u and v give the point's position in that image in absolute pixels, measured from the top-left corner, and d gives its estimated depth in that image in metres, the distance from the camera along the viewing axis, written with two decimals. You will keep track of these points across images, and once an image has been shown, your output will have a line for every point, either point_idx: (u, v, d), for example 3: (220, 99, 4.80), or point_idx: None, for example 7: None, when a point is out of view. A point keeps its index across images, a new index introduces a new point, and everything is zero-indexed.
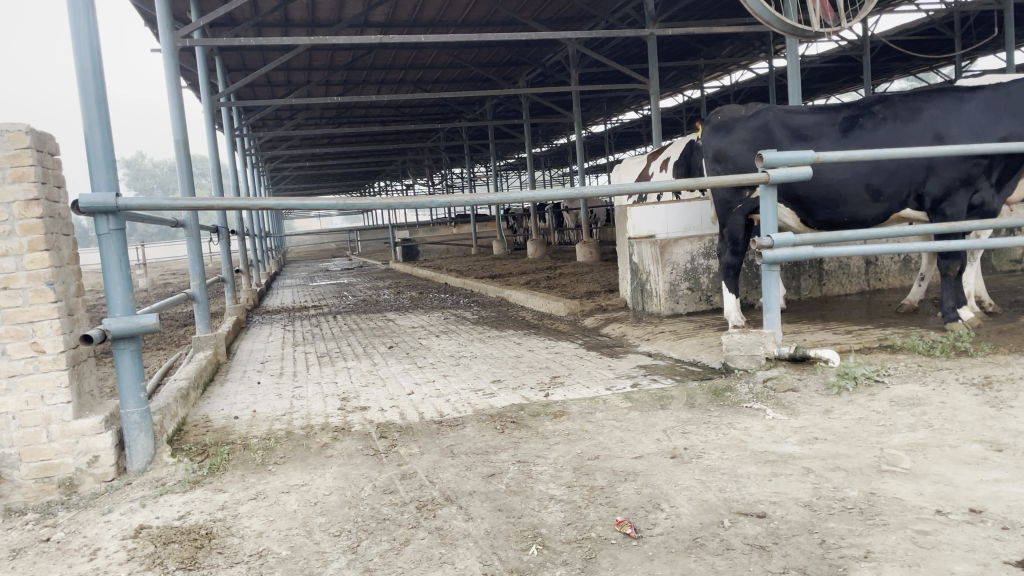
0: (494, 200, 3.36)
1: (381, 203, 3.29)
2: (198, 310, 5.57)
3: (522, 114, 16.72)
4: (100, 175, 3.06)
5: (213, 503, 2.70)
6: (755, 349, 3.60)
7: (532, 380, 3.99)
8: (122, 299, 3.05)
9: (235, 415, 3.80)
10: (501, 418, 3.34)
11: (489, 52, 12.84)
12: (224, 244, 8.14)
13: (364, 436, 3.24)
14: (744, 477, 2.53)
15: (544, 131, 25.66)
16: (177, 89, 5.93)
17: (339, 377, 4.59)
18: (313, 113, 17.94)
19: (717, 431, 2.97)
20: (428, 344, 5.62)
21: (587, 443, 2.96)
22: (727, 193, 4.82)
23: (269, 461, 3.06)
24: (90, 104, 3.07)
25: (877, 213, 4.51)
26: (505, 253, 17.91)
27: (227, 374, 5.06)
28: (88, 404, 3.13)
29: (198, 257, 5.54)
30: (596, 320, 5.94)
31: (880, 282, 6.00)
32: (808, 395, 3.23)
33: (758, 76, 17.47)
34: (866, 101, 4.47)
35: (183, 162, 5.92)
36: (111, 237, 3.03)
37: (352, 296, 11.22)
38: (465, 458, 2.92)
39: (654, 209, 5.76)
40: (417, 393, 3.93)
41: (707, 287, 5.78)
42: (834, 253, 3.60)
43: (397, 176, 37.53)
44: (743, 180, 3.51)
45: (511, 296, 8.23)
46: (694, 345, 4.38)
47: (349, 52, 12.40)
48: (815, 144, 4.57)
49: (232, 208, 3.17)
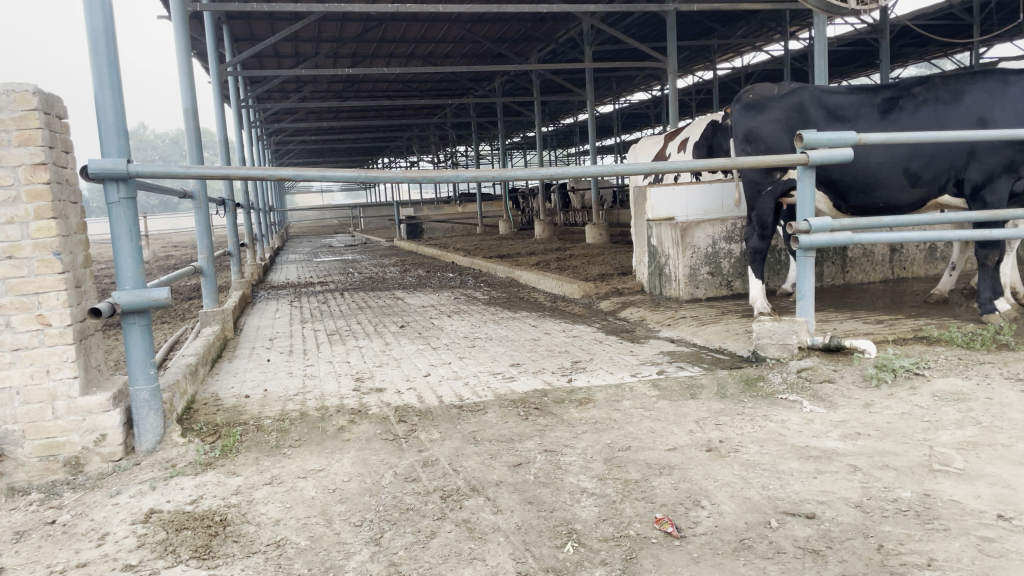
0: (523, 178, 3.20)
1: (403, 177, 3.13)
2: (205, 284, 5.41)
3: (533, 92, 16.50)
4: (111, 141, 2.89)
5: (226, 488, 2.58)
6: (787, 338, 3.47)
7: (553, 365, 3.85)
8: (132, 272, 2.91)
9: (246, 394, 3.66)
10: (524, 404, 3.21)
11: (501, 27, 12.60)
12: (230, 217, 7.98)
13: (382, 419, 3.11)
14: (788, 473, 2.40)
15: (552, 110, 25.40)
16: (186, 57, 5.74)
17: (351, 356, 4.46)
18: (319, 86, 17.73)
19: (753, 423, 2.84)
20: (441, 324, 5.49)
21: (617, 433, 2.83)
22: (757, 174, 4.67)
23: (284, 443, 2.93)
24: (101, 64, 2.90)
25: (913, 198, 4.36)
26: (511, 233, 17.76)
27: (235, 351, 4.92)
28: (95, 379, 3.00)
29: (206, 230, 5.38)
30: (612, 304, 5.80)
31: (905, 270, 5.87)
32: (845, 386, 3.11)
33: (773, 59, 17.23)
34: (906, 83, 4.31)
35: (192, 133, 5.75)
36: (121, 206, 2.88)
37: (358, 273, 11.09)
38: (489, 445, 2.79)
39: (674, 190, 5.64)
40: (434, 375, 3.80)
41: (728, 271, 5.64)
42: (874, 240, 3.45)
43: (402, 152, 37.27)
44: (782, 161, 3.35)
45: (522, 277, 8.09)
46: (719, 332, 4.26)
47: (360, 24, 12.20)
48: (852, 125, 4.42)
49: (248, 178, 3.02)
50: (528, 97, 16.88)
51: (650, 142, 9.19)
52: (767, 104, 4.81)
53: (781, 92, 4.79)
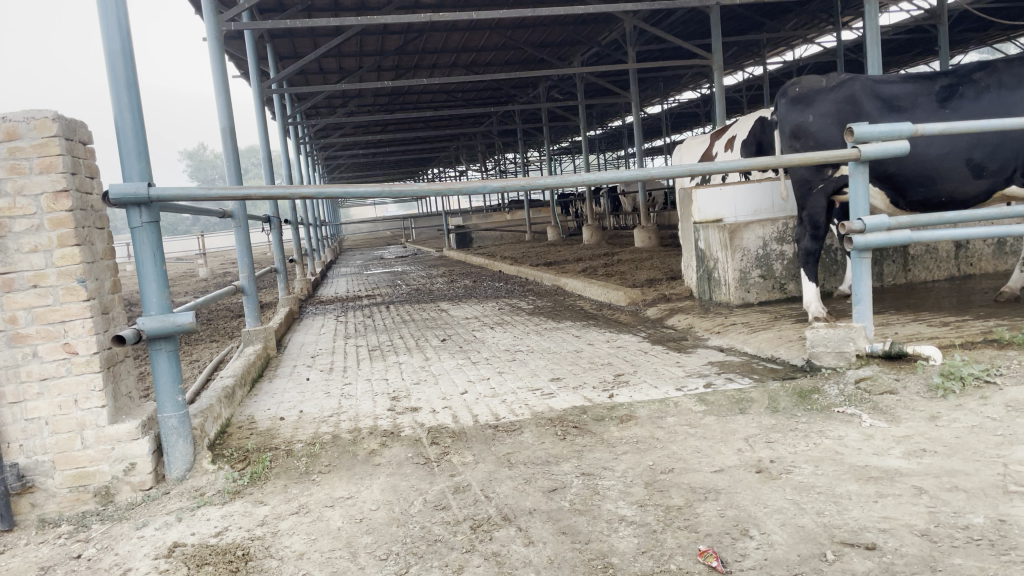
0: (554, 186, 3.06)
1: (428, 188, 3.01)
2: (247, 303, 5.41)
3: (578, 95, 16.34)
4: (131, 165, 2.86)
5: (251, 519, 2.49)
6: (844, 345, 3.25)
7: (594, 379, 3.69)
8: (157, 297, 2.86)
9: (282, 416, 3.60)
10: (562, 422, 3.06)
11: (542, 32, 12.50)
12: (275, 234, 8.02)
13: (415, 442, 3.00)
14: (845, 497, 2.20)
15: (598, 113, 25.17)
16: (222, 77, 5.77)
17: (390, 374, 4.37)
18: (365, 100, 17.89)
19: (807, 440, 2.64)
20: (483, 337, 5.37)
21: (660, 453, 2.66)
22: (807, 172, 4.44)
23: (313, 469, 2.84)
24: (120, 87, 2.87)
25: (978, 191, 4.08)
26: (560, 239, 17.63)
27: (276, 370, 4.89)
28: (125, 407, 2.96)
29: (246, 249, 5.37)
30: (660, 311, 5.60)
31: (972, 267, 5.54)
32: (909, 397, 2.88)
33: (825, 51, 16.73)
34: (966, 68, 4.06)
35: (230, 152, 5.76)
36: (144, 230, 2.84)
37: (406, 285, 11.06)
38: (524, 469, 2.65)
39: (721, 190, 5.42)
40: (471, 393, 3.67)
41: (781, 274, 5.39)
42: (936, 237, 3.21)
43: (451, 162, 37.44)
44: (832, 157, 3.13)
45: (568, 284, 7.93)
46: (771, 339, 4.04)
47: (401, 36, 12.23)
48: (909, 115, 4.17)
49: (270, 197, 2.94)
50: (573, 102, 16.70)
51: (695, 141, 8.96)
52: (815, 98, 4.57)
53: (831, 83, 4.55)
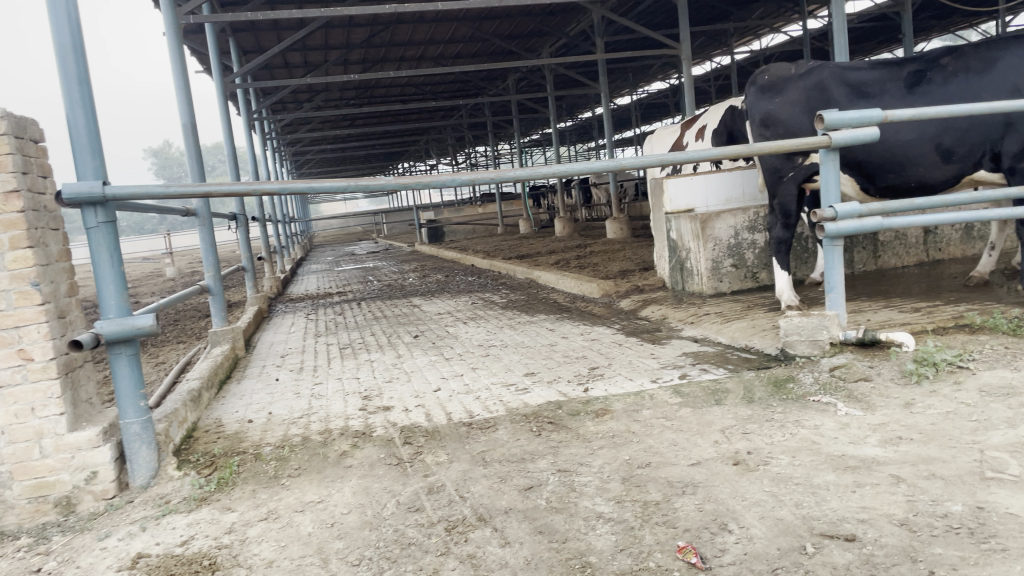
0: (524, 178, 3.00)
1: (396, 182, 2.94)
2: (214, 302, 5.29)
3: (548, 87, 16.27)
4: (86, 163, 2.76)
5: (219, 526, 2.41)
6: (817, 334, 3.24)
7: (569, 373, 3.65)
8: (115, 300, 2.75)
9: (249, 418, 3.52)
10: (537, 418, 3.02)
11: (510, 23, 12.41)
12: (242, 231, 7.87)
13: (387, 442, 2.94)
14: (823, 488, 2.18)
15: (568, 105, 25.14)
16: (183, 72, 5.63)
17: (361, 372, 4.29)
18: (332, 94, 17.67)
19: (783, 430, 2.62)
20: (456, 332, 5.30)
21: (636, 447, 2.63)
22: (778, 160, 4.43)
23: (282, 473, 2.77)
24: (71, 82, 2.76)
25: (947, 176, 4.09)
26: (532, 232, 17.57)
27: (244, 371, 4.79)
28: (86, 413, 2.86)
29: (211, 247, 5.25)
30: (633, 302, 5.58)
31: (941, 252, 5.58)
32: (883, 385, 2.87)
33: (792, 40, 16.83)
34: (933, 54, 4.07)
35: (193, 148, 5.63)
36: (100, 231, 2.73)
37: (377, 280, 10.95)
38: (499, 467, 2.60)
39: (692, 180, 5.43)
40: (445, 390, 3.61)
41: (753, 263, 5.39)
42: (907, 223, 3.20)
43: (422, 156, 37.19)
44: (802, 145, 3.11)
45: (541, 277, 7.88)
46: (745, 329, 4.03)
47: (367, 29, 12.08)
48: (877, 102, 4.17)
49: (231, 194, 2.84)
50: (542, 93, 16.65)
51: (667, 131, 8.95)
52: (785, 85, 4.56)
53: (799, 71, 4.54)
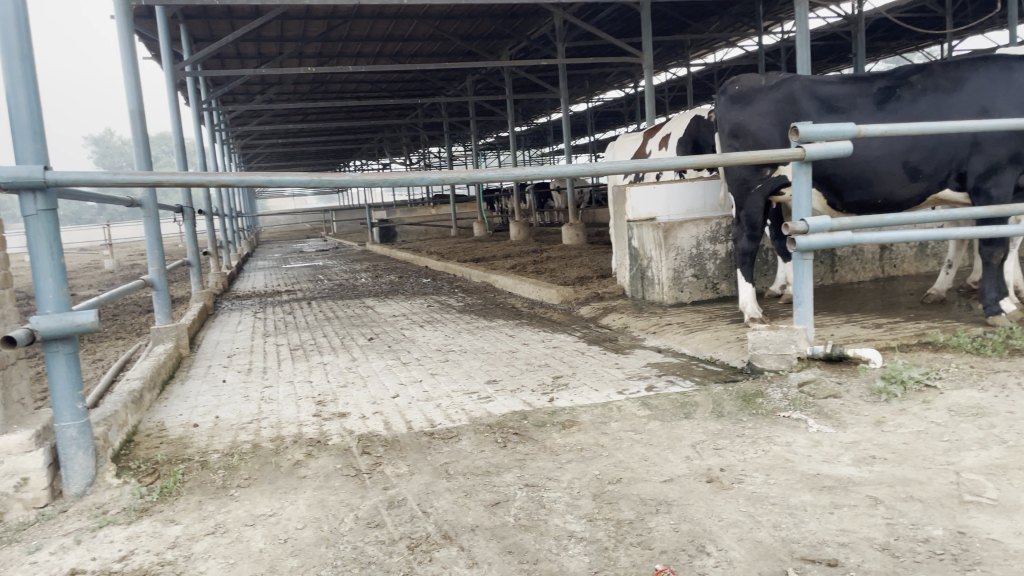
0: (496, 179, 2.89)
1: (360, 180, 2.81)
2: (157, 298, 5.04)
3: (506, 89, 16.17)
4: (25, 145, 2.55)
5: (161, 540, 2.23)
6: (785, 348, 3.19)
7: (532, 382, 3.55)
8: (54, 294, 2.55)
9: (195, 422, 3.32)
10: (502, 429, 2.91)
11: (471, 24, 12.29)
12: (189, 225, 7.58)
13: (344, 452, 2.79)
14: (801, 509, 2.11)
15: (525, 109, 25.13)
16: (132, 57, 5.37)
17: (314, 375, 4.12)
18: (286, 88, 17.30)
19: (755, 446, 2.56)
20: (413, 335, 5.16)
21: (606, 462, 2.54)
22: (746, 171, 4.43)
23: (231, 483, 2.60)
24: (12, 58, 2.55)
25: (913, 194, 4.14)
26: (486, 235, 17.43)
27: (188, 371, 4.56)
28: (17, 416, 2.65)
29: (157, 241, 5.01)
30: (592, 310, 5.51)
31: (896, 269, 5.67)
32: (852, 401, 2.84)
33: (748, 54, 17.09)
34: (903, 71, 4.10)
35: (140, 136, 5.37)
36: (39, 219, 2.53)
37: (328, 280, 10.69)
38: (463, 481, 2.48)
39: (655, 189, 5.39)
40: (404, 397, 3.47)
41: (714, 274, 5.37)
42: (877, 239, 3.18)
43: (375, 154, 36.77)
44: (778, 156, 3.06)
45: (498, 282, 7.77)
46: (709, 340, 3.99)
47: (324, 22, 11.81)
48: (847, 117, 4.19)
49: (186, 184, 2.67)
50: (501, 96, 16.55)
51: (629, 139, 8.94)
52: (755, 96, 4.55)
53: (769, 82, 4.54)
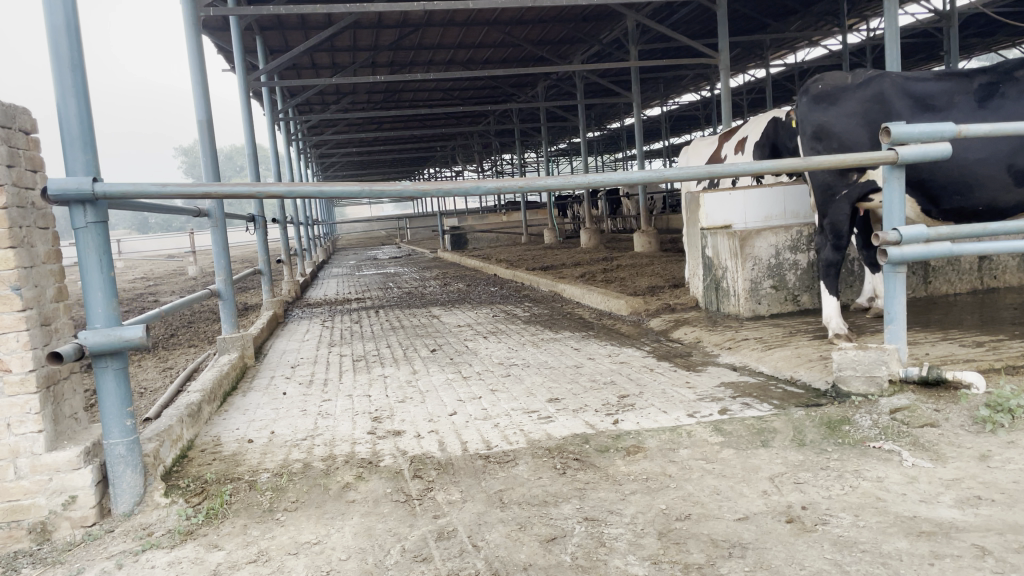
0: (556, 188, 2.70)
1: (414, 189, 2.67)
2: (223, 308, 5.04)
3: (578, 94, 16.00)
4: (76, 157, 2.52)
5: (202, 567, 2.13)
6: (875, 369, 2.90)
7: (596, 401, 3.35)
8: (103, 308, 2.50)
9: (251, 438, 3.26)
10: (562, 453, 2.73)
11: (542, 28, 12.16)
12: (261, 233, 7.65)
13: (395, 475, 2.66)
14: (894, 558, 1.87)
15: (597, 114, 24.87)
16: (200, 68, 5.42)
17: (373, 389, 4.02)
18: (359, 97, 17.55)
19: (841, 482, 2.31)
20: (475, 347, 5.02)
21: (673, 495, 2.33)
22: (831, 177, 4.15)
23: (278, 507, 2.49)
24: (63, 67, 2.52)
25: (1018, 200, 3.83)
26: (556, 242, 17.27)
27: (251, 382, 4.53)
28: (68, 431, 2.63)
29: (224, 251, 5.02)
30: (664, 322, 5.27)
31: (996, 280, 5.25)
32: (952, 432, 2.55)
33: (831, 54, 16.46)
34: (1006, 66, 3.80)
35: (208, 146, 5.41)
36: (88, 231, 2.48)
37: (398, 287, 10.70)
38: (518, 511, 2.32)
39: (730, 195, 5.10)
40: (461, 415, 3.34)
41: (794, 285, 5.07)
42: (980, 250, 2.85)
43: (447, 161, 37.11)
44: (866, 161, 2.77)
45: (566, 291, 7.59)
46: (789, 358, 3.71)
47: (396, 31, 11.90)
48: (944, 116, 3.88)
49: (234, 196, 2.56)
50: (571, 101, 16.35)
51: (704, 143, 8.64)
52: (840, 95, 4.25)
53: (857, 80, 4.23)
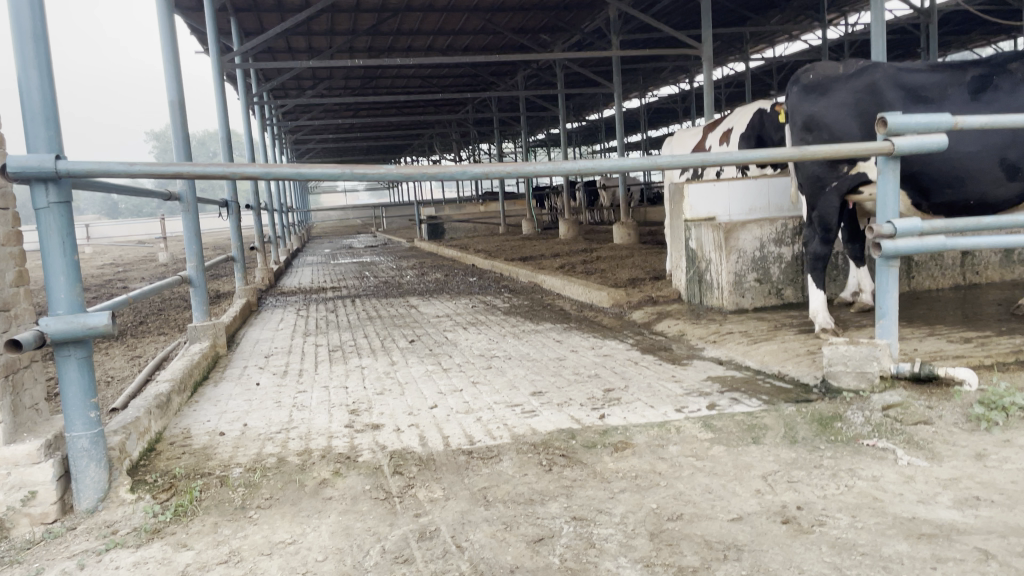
0: (546, 174, 2.59)
1: (396, 173, 2.54)
2: (195, 294, 4.88)
3: (557, 84, 15.91)
4: (38, 132, 2.38)
5: (169, 568, 2.01)
6: (867, 365, 2.84)
7: (581, 395, 3.26)
8: (66, 293, 2.36)
9: (222, 431, 3.13)
10: (547, 449, 2.64)
11: (523, 16, 12.04)
12: (234, 219, 7.46)
13: (373, 471, 2.55)
14: (896, 561, 1.80)
15: (576, 104, 24.80)
16: (173, 47, 5.24)
17: (350, 381, 3.91)
18: (336, 82, 17.33)
19: (836, 481, 2.25)
20: (455, 338, 4.92)
21: (664, 494, 2.25)
22: (820, 168, 4.08)
23: (250, 504, 2.38)
24: (24, 38, 2.39)
25: (1008, 194, 3.80)
26: (534, 233, 17.21)
27: (223, 373, 4.39)
28: (29, 423, 2.49)
29: (196, 236, 4.86)
30: (646, 315, 5.20)
31: (978, 276, 5.24)
32: (946, 430, 2.49)
33: (811, 49, 16.51)
34: (1000, 59, 3.80)
35: (180, 128, 5.23)
36: (51, 212, 2.34)
37: (374, 276, 10.56)
38: (503, 510, 2.23)
39: (714, 187, 5.09)
40: (442, 408, 3.23)
41: (778, 278, 5.02)
42: (973, 245, 2.80)
43: (425, 150, 36.89)
44: (863, 151, 2.70)
45: (546, 282, 7.51)
46: (776, 352, 3.66)
47: (374, 15, 11.72)
48: (937, 107, 3.85)
49: (206, 177, 2.42)
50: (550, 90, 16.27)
51: (687, 134, 8.59)
52: (831, 86, 4.19)
53: (848, 70, 4.17)
